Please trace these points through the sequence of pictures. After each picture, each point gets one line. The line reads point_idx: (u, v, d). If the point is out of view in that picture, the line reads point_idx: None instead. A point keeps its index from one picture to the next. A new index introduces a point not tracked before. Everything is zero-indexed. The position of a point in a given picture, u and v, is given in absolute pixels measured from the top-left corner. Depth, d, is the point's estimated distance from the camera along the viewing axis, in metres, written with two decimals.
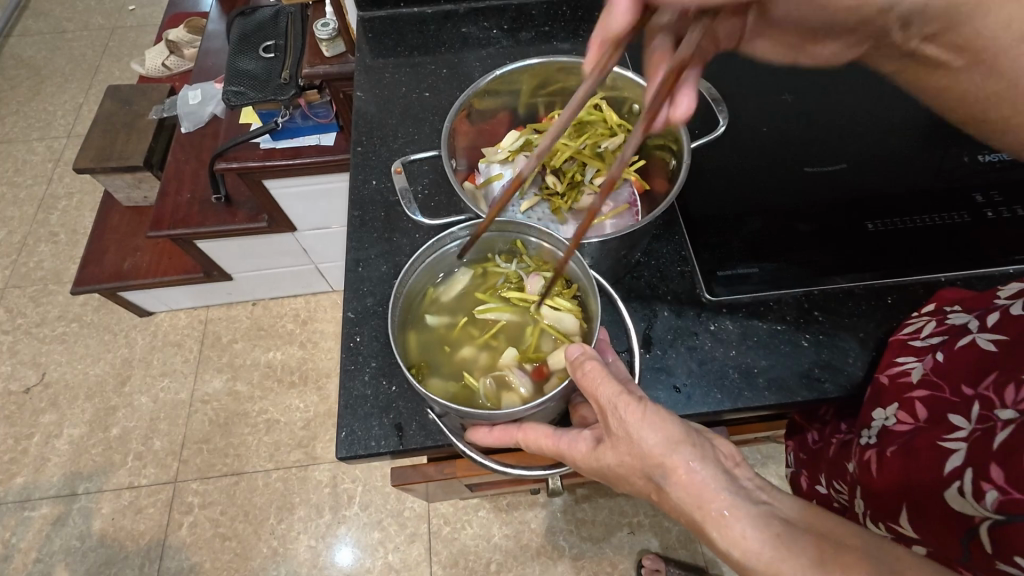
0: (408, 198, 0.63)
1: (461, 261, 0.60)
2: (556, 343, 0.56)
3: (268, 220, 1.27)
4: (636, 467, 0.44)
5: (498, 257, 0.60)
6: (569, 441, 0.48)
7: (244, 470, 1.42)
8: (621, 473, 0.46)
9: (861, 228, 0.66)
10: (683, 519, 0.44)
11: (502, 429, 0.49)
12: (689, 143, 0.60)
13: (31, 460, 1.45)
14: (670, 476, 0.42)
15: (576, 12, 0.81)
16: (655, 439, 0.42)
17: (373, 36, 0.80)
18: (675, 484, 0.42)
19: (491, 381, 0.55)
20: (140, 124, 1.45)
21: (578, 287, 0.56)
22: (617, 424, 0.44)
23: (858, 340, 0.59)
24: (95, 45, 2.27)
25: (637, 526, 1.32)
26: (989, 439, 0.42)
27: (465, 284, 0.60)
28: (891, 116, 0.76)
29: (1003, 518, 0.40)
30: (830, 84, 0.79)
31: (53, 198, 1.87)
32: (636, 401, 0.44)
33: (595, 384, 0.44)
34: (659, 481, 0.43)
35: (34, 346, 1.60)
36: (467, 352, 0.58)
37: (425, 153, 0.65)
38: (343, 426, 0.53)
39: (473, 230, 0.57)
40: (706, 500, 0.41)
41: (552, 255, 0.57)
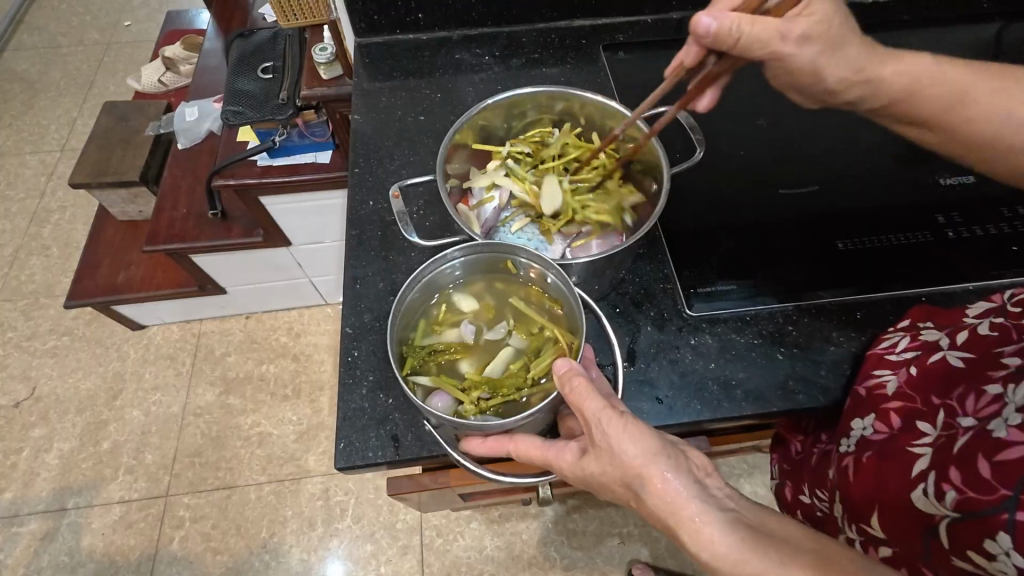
0: (404, 220, 0.63)
1: (455, 283, 0.57)
2: (544, 365, 0.52)
3: (263, 235, 1.30)
4: (617, 475, 0.46)
5: (496, 280, 0.57)
6: (557, 450, 0.50)
7: (237, 483, 1.42)
8: (605, 482, 0.48)
9: (831, 247, 0.67)
10: (660, 525, 0.46)
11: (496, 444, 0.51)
12: (668, 170, 0.59)
13: (19, 475, 1.44)
14: (648, 485, 0.45)
15: (564, 41, 0.85)
16: (635, 451, 0.45)
17: (369, 61, 0.83)
18: (652, 492, 0.45)
19: (487, 395, 0.52)
20: (136, 140, 1.48)
21: (564, 304, 0.55)
22: (601, 437, 0.46)
23: (830, 352, 0.61)
24: (90, 61, 2.30)
25: (627, 536, 1.34)
26: (945, 449, 0.46)
27: (464, 305, 0.57)
28: (872, 136, 0.78)
29: (960, 515, 0.43)
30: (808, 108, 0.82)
31: (45, 212, 1.87)
32: (615, 412, 0.46)
33: (581, 398, 0.47)
34: (638, 490, 0.46)
35: (24, 360, 1.59)
36: (450, 365, 0.54)
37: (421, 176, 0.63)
38: (342, 438, 0.54)
39: (467, 252, 0.54)
40: (680, 508, 0.44)
41: (541, 278, 0.55)
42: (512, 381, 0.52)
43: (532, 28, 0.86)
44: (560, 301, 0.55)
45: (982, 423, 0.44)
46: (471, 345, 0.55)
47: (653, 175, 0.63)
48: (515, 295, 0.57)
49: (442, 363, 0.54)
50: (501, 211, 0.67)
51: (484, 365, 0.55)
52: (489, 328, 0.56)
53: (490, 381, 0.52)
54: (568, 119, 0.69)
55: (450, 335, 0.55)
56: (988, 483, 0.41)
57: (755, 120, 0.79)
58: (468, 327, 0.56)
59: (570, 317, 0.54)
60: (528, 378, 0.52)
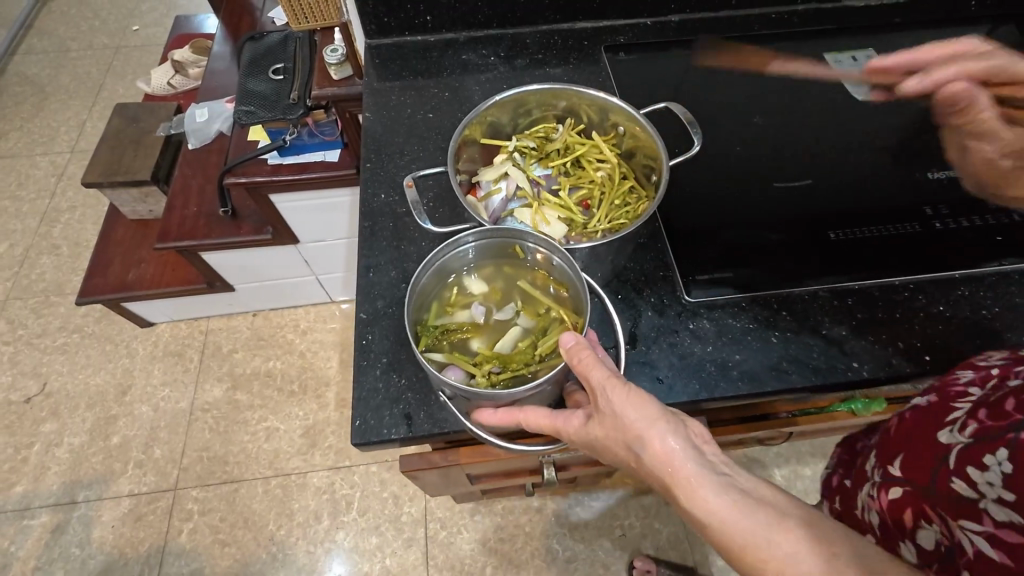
0: (419, 208, 0.65)
1: (469, 267, 0.59)
2: (550, 343, 0.55)
3: (272, 233, 1.33)
4: (619, 439, 0.49)
5: (506, 264, 0.60)
6: (564, 418, 0.53)
7: (244, 477, 1.44)
8: (608, 447, 0.51)
9: (823, 237, 0.70)
10: (658, 486, 0.49)
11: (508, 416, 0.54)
12: (667, 160, 0.62)
13: (31, 469, 1.46)
14: (647, 447, 0.47)
15: (567, 42, 0.88)
16: (636, 416, 0.47)
17: (379, 62, 0.86)
18: (651, 454, 0.47)
19: (497, 369, 0.54)
20: (147, 140, 1.51)
21: (570, 287, 0.57)
22: (605, 403, 0.49)
23: (823, 336, 0.63)
24: (99, 65, 2.34)
25: (628, 528, 1.36)
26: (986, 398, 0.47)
27: (475, 287, 0.59)
28: (864, 133, 0.81)
29: (973, 441, 0.45)
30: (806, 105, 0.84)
31: (55, 212, 1.91)
32: (618, 380, 0.49)
33: (588, 368, 0.49)
34: (639, 452, 0.48)
35: (35, 357, 1.62)
36: (462, 344, 0.57)
37: (434, 168, 0.66)
38: (357, 417, 0.56)
39: (479, 237, 0.57)
40: (676, 469, 0.46)
41: (548, 262, 0.57)
42: (520, 357, 0.55)
43: (536, 29, 0.89)
44: (565, 283, 0.57)
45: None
46: (482, 325, 0.58)
47: (654, 166, 0.66)
48: (523, 279, 0.59)
49: (454, 342, 0.57)
50: (508, 202, 0.67)
51: (493, 344, 0.57)
52: (499, 309, 0.59)
53: (500, 358, 0.55)
54: (572, 116, 0.71)
55: (461, 315, 0.58)
56: (1011, 409, 0.44)
57: (751, 118, 0.82)
58: (479, 308, 0.58)
59: (575, 298, 0.56)
60: (536, 354, 0.55)
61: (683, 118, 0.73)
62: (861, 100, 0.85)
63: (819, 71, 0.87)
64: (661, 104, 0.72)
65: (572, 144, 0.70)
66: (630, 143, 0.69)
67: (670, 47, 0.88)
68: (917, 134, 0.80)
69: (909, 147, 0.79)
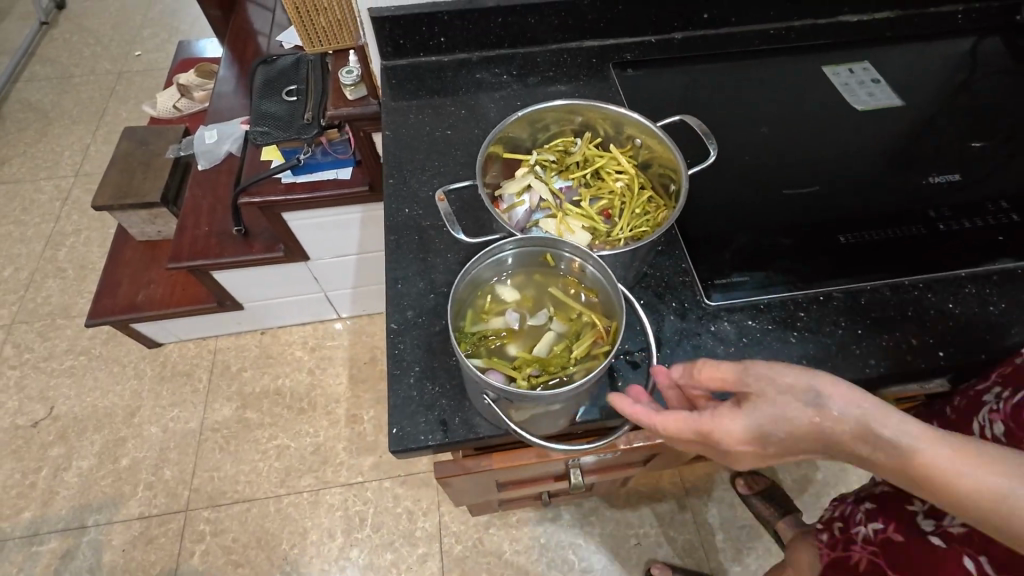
0: (452, 220, 0.63)
1: (503, 274, 0.60)
2: (585, 347, 0.55)
3: (284, 250, 1.34)
4: (792, 404, 0.50)
5: (539, 271, 0.60)
6: (718, 415, 0.53)
7: (256, 496, 1.44)
8: (785, 425, 0.51)
9: (834, 241, 0.73)
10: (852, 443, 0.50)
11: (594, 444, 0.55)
12: (685, 169, 0.64)
13: (38, 494, 1.45)
14: (822, 396, 0.50)
15: (576, 60, 0.92)
16: (790, 375, 0.51)
17: (395, 83, 0.89)
18: (833, 401, 0.49)
19: (536, 373, 0.54)
20: (156, 163, 1.53)
21: (601, 293, 0.57)
22: (754, 377, 0.51)
23: (839, 334, 0.65)
24: (101, 90, 2.36)
25: (643, 536, 1.36)
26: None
27: (509, 293, 0.59)
28: (865, 141, 0.84)
29: None
30: (809, 114, 0.87)
31: (60, 235, 1.92)
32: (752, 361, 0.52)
33: (716, 369, 0.53)
34: (820, 407, 0.50)
35: (41, 381, 1.61)
36: (498, 349, 0.57)
37: (464, 181, 0.66)
38: (394, 424, 0.58)
39: (517, 244, 0.57)
40: (863, 404, 0.49)
41: (581, 268, 0.58)
42: (557, 361, 0.55)
43: (545, 49, 0.93)
44: (595, 288, 0.58)
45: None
46: (518, 331, 0.58)
47: (672, 175, 0.68)
48: (556, 285, 0.60)
49: (491, 348, 0.57)
50: (532, 213, 0.68)
51: (528, 348, 0.57)
52: (532, 314, 0.59)
53: (538, 361, 0.55)
54: (589, 130, 0.74)
55: (496, 321, 0.58)
56: None
57: (758, 129, 0.85)
58: (513, 314, 0.58)
59: (606, 301, 0.57)
60: (571, 358, 0.55)
61: (698, 130, 0.72)
62: (859, 109, 0.88)
63: (818, 82, 0.91)
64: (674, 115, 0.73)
65: (589, 158, 0.72)
66: (647, 154, 0.71)
67: (675, 63, 0.92)
68: (915, 141, 0.84)
69: (909, 153, 0.83)
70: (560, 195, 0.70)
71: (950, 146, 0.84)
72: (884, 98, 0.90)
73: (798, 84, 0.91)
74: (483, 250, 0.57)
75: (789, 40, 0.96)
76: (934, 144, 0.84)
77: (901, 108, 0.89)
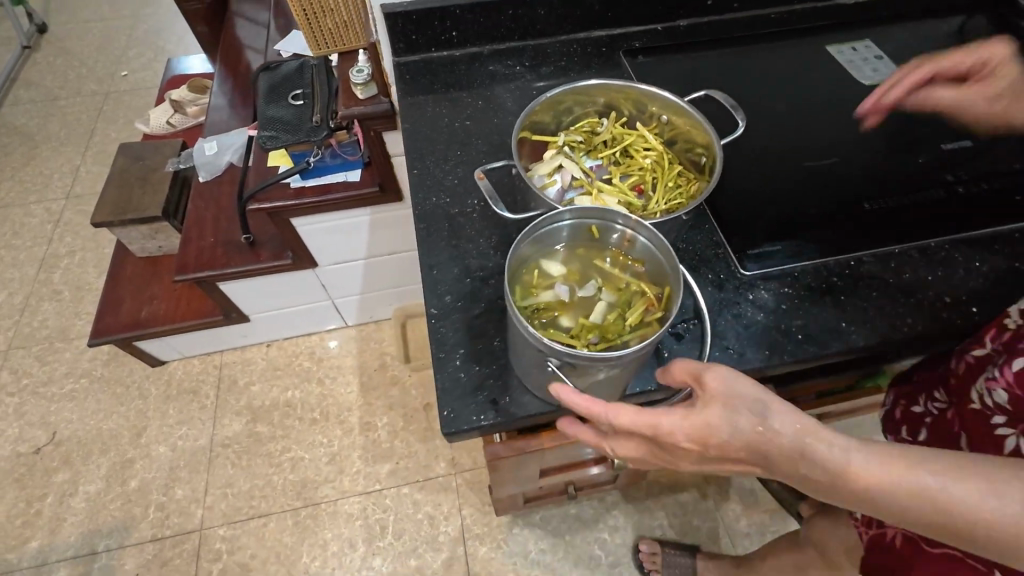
0: (495, 198, 0.63)
1: (548, 248, 0.59)
2: (640, 313, 0.55)
3: (292, 258, 1.33)
4: (737, 416, 0.50)
5: (583, 243, 0.59)
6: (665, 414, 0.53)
7: (272, 511, 1.40)
8: (726, 437, 0.51)
9: (858, 208, 0.74)
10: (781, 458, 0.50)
11: (602, 406, 0.53)
12: (717, 140, 0.65)
13: (45, 522, 1.40)
14: (771, 410, 0.50)
15: (586, 49, 0.93)
16: (745, 388, 0.51)
17: (409, 77, 0.89)
18: (779, 416, 0.50)
19: (596, 342, 0.54)
20: (154, 177, 1.50)
21: (648, 262, 0.58)
22: (711, 383, 0.52)
23: (875, 296, 0.66)
24: (89, 111, 2.34)
25: (667, 527, 1.36)
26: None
27: (554, 267, 0.59)
28: (875, 114, 0.86)
29: None
30: (819, 91, 0.89)
31: (54, 258, 1.88)
32: (713, 364, 0.52)
33: (686, 368, 0.54)
34: (767, 421, 0.50)
35: (42, 406, 1.57)
36: (551, 323, 0.56)
37: (500, 161, 0.66)
38: (444, 407, 0.57)
39: (567, 216, 0.57)
40: (815, 429, 0.49)
41: (629, 238, 0.58)
42: (614, 329, 0.55)
43: (555, 40, 0.94)
44: (642, 258, 0.58)
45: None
46: (568, 303, 0.57)
47: (700, 149, 0.69)
48: (601, 257, 0.59)
49: (544, 322, 0.56)
50: (565, 192, 0.68)
51: (581, 319, 0.56)
52: (580, 287, 0.58)
53: (595, 331, 0.55)
54: (613, 111, 0.75)
55: (546, 295, 0.57)
56: None
57: (771, 107, 0.87)
58: (561, 287, 0.58)
59: (654, 269, 0.57)
60: (628, 326, 0.55)
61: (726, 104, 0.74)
62: (867, 85, 0.91)
63: (824, 61, 0.93)
64: (701, 92, 0.74)
65: (615, 138, 0.73)
66: (673, 131, 0.72)
67: (683, 48, 0.94)
68: None
69: (918, 124, 0.85)
70: (591, 174, 0.71)
71: None
72: (889, 73, 0.92)
73: (805, 63, 0.93)
74: (532, 223, 0.56)
75: (791, 23, 0.98)
76: None
77: None
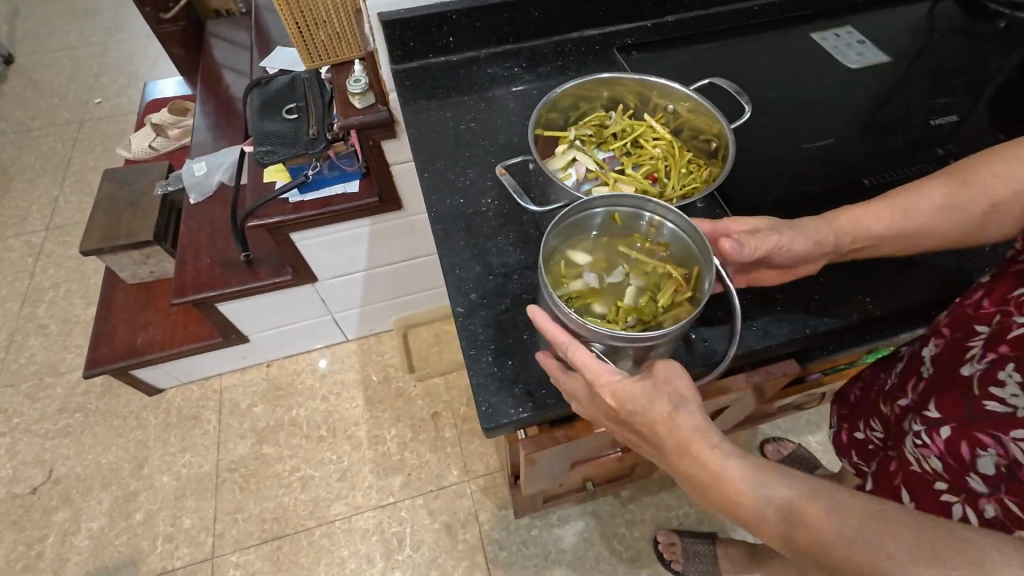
0: (518, 191, 0.66)
1: (574, 239, 0.61)
2: (671, 293, 0.58)
3: (292, 273, 1.32)
4: (662, 400, 0.51)
5: (607, 232, 0.62)
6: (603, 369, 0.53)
7: (285, 533, 1.38)
8: (644, 413, 0.51)
9: (859, 185, 0.78)
10: (678, 456, 0.50)
11: (568, 336, 0.54)
12: (727, 125, 0.67)
13: (47, 564, 1.35)
14: (687, 406, 0.51)
15: (580, 48, 0.95)
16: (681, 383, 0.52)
17: (410, 84, 0.90)
18: (689, 412, 0.50)
19: (632, 324, 0.57)
20: (143, 202, 1.48)
21: (673, 244, 0.60)
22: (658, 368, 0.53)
23: (884, 266, 0.70)
24: (64, 140, 2.29)
25: (684, 517, 1.37)
26: (1004, 338, 0.53)
27: (581, 257, 0.61)
28: (863, 96, 0.90)
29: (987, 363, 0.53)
30: (808, 76, 0.93)
31: (38, 291, 1.82)
32: (667, 359, 0.54)
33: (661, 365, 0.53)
34: (682, 412, 0.50)
35: (36, 445, 1.52)
36: (585, 310, 0.59)
37: (518, 157, 0.68)
38: (482, 402, 0.58)
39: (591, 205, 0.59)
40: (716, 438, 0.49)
41: (652, 223, 0.60)
42: (647, 311, 0.57)
43: (550, 40, 0.96)
44: (668, 242, 0.60)
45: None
46: (598, 290, 0.60)
47: (709, 135, 0.72)
48: (625, 244, 0.62)
49: (578, 309, 0.58)
50: (582, 184, 0.70)
51: (614, 303, 0.59)
52: (608, 274, 0.61)
53: (629, 314, 0.57)
54: (619, 104, 0.77)
55: (577, 283, 0.59)
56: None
57: (765, 94, 0.89)
58: (591, 275, 0.60)
59: (680, 252, 0.60)
60: (660, 307, 0.57)
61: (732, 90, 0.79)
62: (854, 68, 0.94)
63: (809, 48, 0.97)
64: (707, 81, 0.78)
65: (624, 129, 0.75)
66: (680, 120, 0.75)
67: (674, 43, 0.97)
68: (908, 92, 0.91)
69: (905, 103, 0.89)
70: (605, 165, 0.73)
71: (939, 94, 0.91)
72: (872, 56, 0.96)
73: (792, 51, 0.96)
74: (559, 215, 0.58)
75: (775, 14, 1.01)
76: (926, 93, 0.91)
77: (888, 64, 0.95)
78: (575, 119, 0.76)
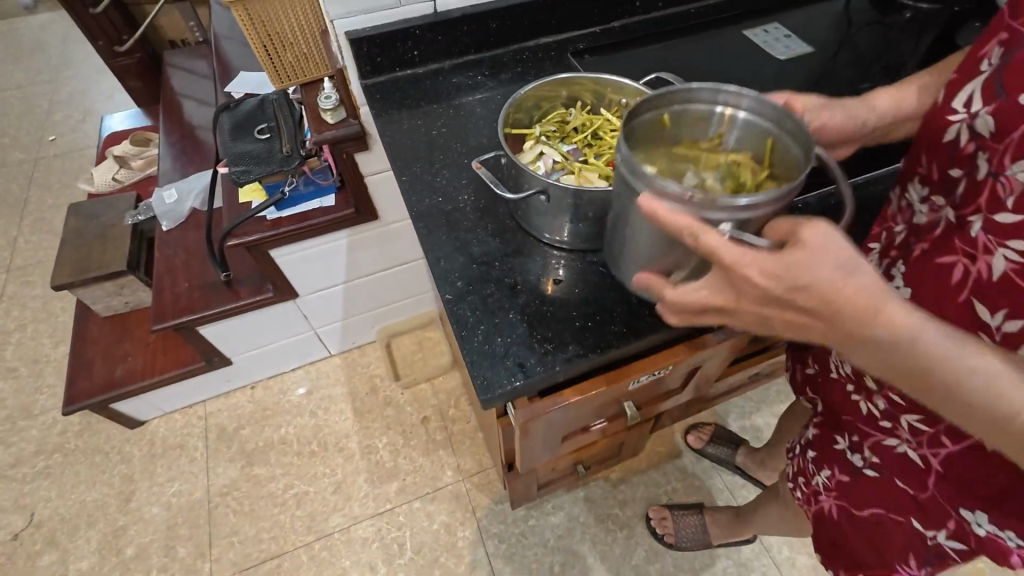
0: (495, 182, 0.69)
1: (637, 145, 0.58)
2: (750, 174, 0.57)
3: (273, 290, 1.34)
4: (831, 261, 0.44)
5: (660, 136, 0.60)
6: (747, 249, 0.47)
7: (284, 550, 1.38)
8: (818, 282, 0.44)
9: None
10: (850, 323, 0.44)
11: (691, 222, 0.48)
12: None
13: None
14: (854, 264, 0.44)
15: (537, 55, 1.02)
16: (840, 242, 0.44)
17: (381, 96, 0.96)
18: (862, 271, 0.44)
19: None
20: (112, 233, 1.47)
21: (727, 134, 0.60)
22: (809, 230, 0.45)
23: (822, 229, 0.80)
24: (18, 180, 2.23)
25: (672, 492, 1.43)
26: (891, 246, 0.64)
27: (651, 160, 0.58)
28: (793, 83, 1.00)
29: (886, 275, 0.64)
30: (744, 68, 1.02)
31: (3, 334, 1.77)
32: (816, 220, 0.45)
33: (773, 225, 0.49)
34: (849, 272, 0.44)
35: (13, 490, 1.47)
36: None
37: (490, 153, 0.73)
38: (476, 377, 0.63)
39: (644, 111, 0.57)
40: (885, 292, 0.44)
41: (707, 114, 0.59)
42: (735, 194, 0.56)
43: (509, 49, 1.03)
44: (727, 130, 0.60)
45: (947, 219, 0.55)
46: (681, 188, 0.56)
47: None
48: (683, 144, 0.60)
49: None
50: (550, 175, 0.77)
51: None
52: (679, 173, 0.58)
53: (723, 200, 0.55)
54: (577, 101, 0.84)
55: None
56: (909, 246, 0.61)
57: None
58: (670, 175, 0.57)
59: (741, 139, 0.59)
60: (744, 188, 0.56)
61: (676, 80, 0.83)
62: (783, 59, 1.05)
63: (743, 43, 1.07)
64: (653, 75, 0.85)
65: (584, 123, 0.82)
66: (633, 111, 0.82)
67: (622, 46, 1.05)
68: (832, 78, 1.01)
69: (830, 88, 1.00)
70: (570, 156, 0.79)
71: (858, 78, 1.02)
72: (799, 48, 1.07)
73: (727, 47, 1.06)
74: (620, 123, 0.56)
75: (709, 15, 1.11)
76: (847, 78, 1.01)
77: (813, 54, 1.06)
78: (539, 117, 0.83)
